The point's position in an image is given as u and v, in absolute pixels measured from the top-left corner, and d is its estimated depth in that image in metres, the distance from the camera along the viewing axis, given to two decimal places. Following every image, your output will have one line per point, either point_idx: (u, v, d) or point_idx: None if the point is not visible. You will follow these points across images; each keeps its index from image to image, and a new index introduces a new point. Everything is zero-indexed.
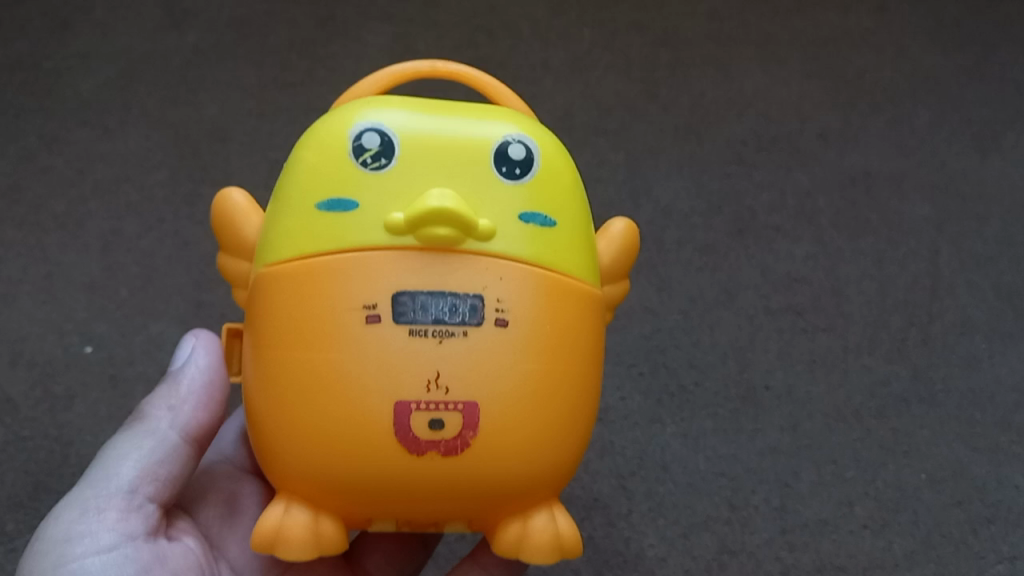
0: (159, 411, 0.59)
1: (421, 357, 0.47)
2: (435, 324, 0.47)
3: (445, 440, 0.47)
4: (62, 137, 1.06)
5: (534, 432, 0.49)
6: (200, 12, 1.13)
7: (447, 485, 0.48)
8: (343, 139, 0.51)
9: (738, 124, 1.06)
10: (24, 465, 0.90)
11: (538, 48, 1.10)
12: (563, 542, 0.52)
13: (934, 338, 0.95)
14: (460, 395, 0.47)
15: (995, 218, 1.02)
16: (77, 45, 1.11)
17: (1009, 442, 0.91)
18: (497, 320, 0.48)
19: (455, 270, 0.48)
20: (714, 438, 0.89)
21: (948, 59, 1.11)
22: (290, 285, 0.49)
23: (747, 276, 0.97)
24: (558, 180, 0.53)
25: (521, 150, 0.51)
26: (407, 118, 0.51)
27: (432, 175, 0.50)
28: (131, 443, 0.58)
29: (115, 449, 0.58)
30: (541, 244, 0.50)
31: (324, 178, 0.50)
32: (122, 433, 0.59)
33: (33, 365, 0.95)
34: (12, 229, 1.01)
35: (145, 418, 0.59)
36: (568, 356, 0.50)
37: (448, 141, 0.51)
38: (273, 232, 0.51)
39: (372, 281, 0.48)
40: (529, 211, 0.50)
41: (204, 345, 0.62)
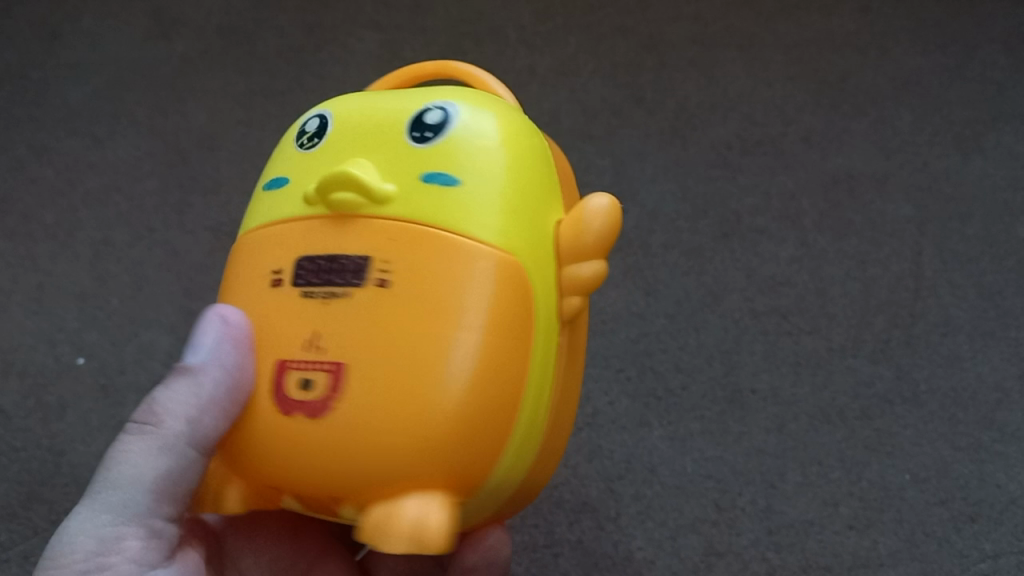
0: (175, 424, 0.52)
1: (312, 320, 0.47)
2: (322, 287, 0.47)
3: (312, 401, 0.45)
4: (52, 146, 1.08)
5: (412, 403, 0.44)
6: (188, 22, 1.17)
7: (314, 451, 0.45)
8: (297, 128, 0.54)
9: (723, 126, 1.09)
10: (18, 475, 0.89)
11: (524, 54, 1.14)
12: (425, 539, 0.43)
13: (917, 338, 0.96)
14: (332, 356, 0.46)
15: (977, 217, 1.03)
16: (66, 55, 1.15)
17: (991, 441, 0.90)
18: (378, 281, 0.46)
19: (347, 233, 0.48)
20: (701, 440, 0.90)
21: (928, 59, 1.13)
22: (233, 262, 0.52)
23: (732, 279, 0.98)
24: (485, 145, 0.49)
25: (438, 115, 0.50)
26: (349, 101, 0.53)
27: (352, 146, 0.50)
28: (148, 461, 0.52)
29: (130, 465, 0.52)
30: (433, 204, 0.47)
31: (279, 162, 0.53)
32: (133, 443, 0.52)
33: (23, 375, 0.95)
34: (3, 240, 1.03)
35: (161, 430, 0.52)
36: (454, 317, 0.45)
37: (374, 113, 0.51)
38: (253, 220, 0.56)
39: (279, 250, 0.50)
40: (434, 171, 0.48)
41: (227, 342, 0.49)
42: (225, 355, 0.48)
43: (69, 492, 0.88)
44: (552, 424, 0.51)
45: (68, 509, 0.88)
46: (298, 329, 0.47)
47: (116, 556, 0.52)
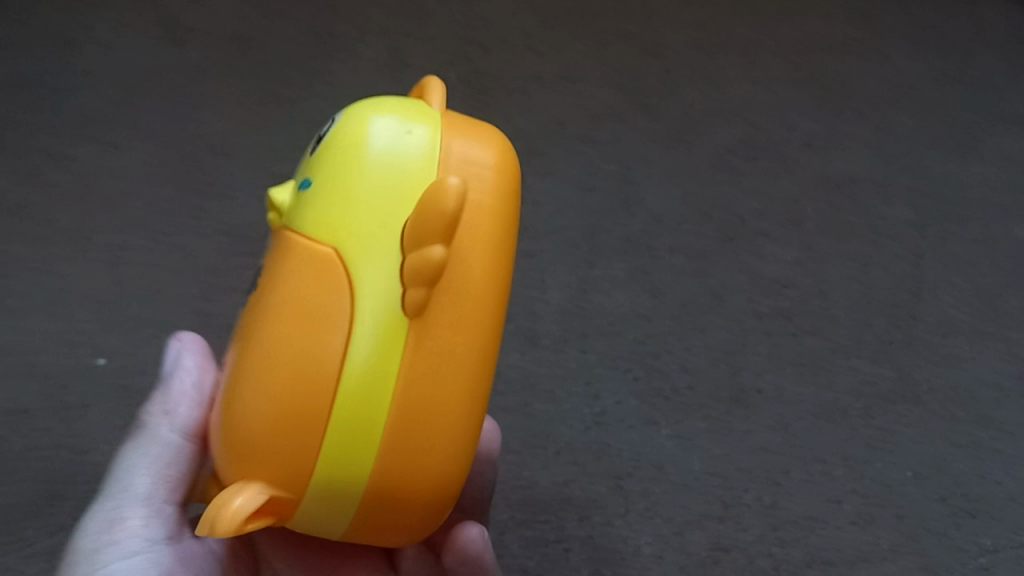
0: (158, 418, 0.59)
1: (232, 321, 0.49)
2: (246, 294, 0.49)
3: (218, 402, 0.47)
4: (69, 152, 1.10)
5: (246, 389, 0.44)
6: (201, 30, 1.20)
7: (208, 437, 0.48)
8: None
9: (727, 131, 1.11)
10: (40, 474, 0.92)
11: (532, 61, 1.17)
12: (215, 525, 0.41)
13: (918, 338, 0.98)
14: (229, 360, 0.47)
15: (975, 221, 1.06)
16: (81, 62, 1.17)
17: (991, 439, 0.93)
18: (259, 284, 0.46)
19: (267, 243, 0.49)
20: (707, 438, 0.92)
21: (928, 65, 1.17)
22: None
23: (737, 282, 1.01)
24: (350, 133, 0.46)
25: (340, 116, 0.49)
26: None
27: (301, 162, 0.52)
28: (139, 454, 0.58)
29: (126, 462, 0.59)
30: (297, 204, 0.46)
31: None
32: (129, 449, 0.59)
33: (45, 376, 0.96)
34: (21, 244, 1.04)
35: (147, 428, 0.59)
36: (286, 314, 0.44)
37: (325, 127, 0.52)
38: None
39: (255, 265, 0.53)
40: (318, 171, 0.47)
41: (191, 352, 0.62)
42: (192, 364, 0.61)
43: (90, 489, 0.91)
44: (425, 432, 0.44)
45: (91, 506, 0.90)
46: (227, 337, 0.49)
47: (119, 534, 0.56)
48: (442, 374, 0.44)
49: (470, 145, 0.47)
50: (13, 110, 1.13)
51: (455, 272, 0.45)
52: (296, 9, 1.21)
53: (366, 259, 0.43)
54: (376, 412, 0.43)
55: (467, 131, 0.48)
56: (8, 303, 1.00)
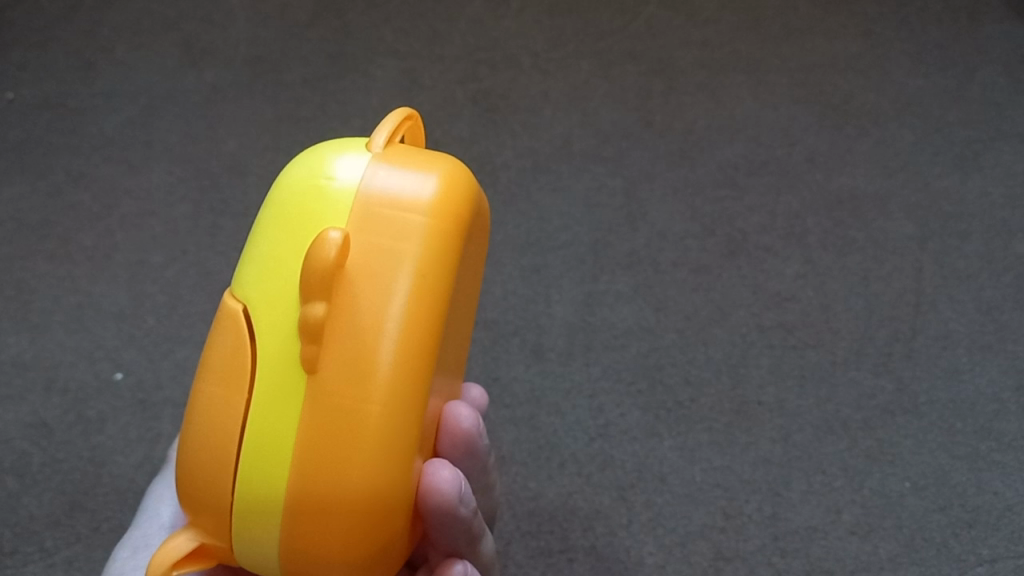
0: None
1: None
2: None
3: None
4: (89, 172, 1.14)
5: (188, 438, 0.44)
6: (217, 52, 1.24)
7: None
8: None
9: (730, 147, 1.13)
10: (60, 485, 0.94)
11: (539, 80, 1.19)
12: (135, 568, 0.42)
13: (918, 351, 0.99)
14: None
15: (976, 234, 1.07)
16: (101, 84, 1.21)
17: (990, 450, 0.94)
18: None
19: None
20: (709, 449, 0.94)
21: (930, 82, 1.19)
22: None
23: (739, 295, 1.02)
24: (288, 177, 0.44)
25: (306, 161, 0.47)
26: None
27: None
28: (166, 488, 0.62)
29: (155, 496, 0.62)
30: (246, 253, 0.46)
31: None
32: (159, 489, 0.63)
33: (66, 391, 0.99)
34: (44, 262, 1.07)
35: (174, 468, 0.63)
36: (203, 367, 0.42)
37: None
38: None
39: None
40: None
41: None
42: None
43: (109, 501, 0.93)
44: (328, 494, 0.40)
45: (109, 517, 0.92)
46: None
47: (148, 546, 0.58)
48: (345, 433, 0.40)
49: (401, 182, 0.43)
50: (35, 132, 1.17)
51: (361, 320, 0.40)
52: (310, 32, 1.25)
53: (271, 309, 0.41)
54: (280, 470, 0.40)
55: (406, 164, 0.44)
56: (32, 320, 1.04)
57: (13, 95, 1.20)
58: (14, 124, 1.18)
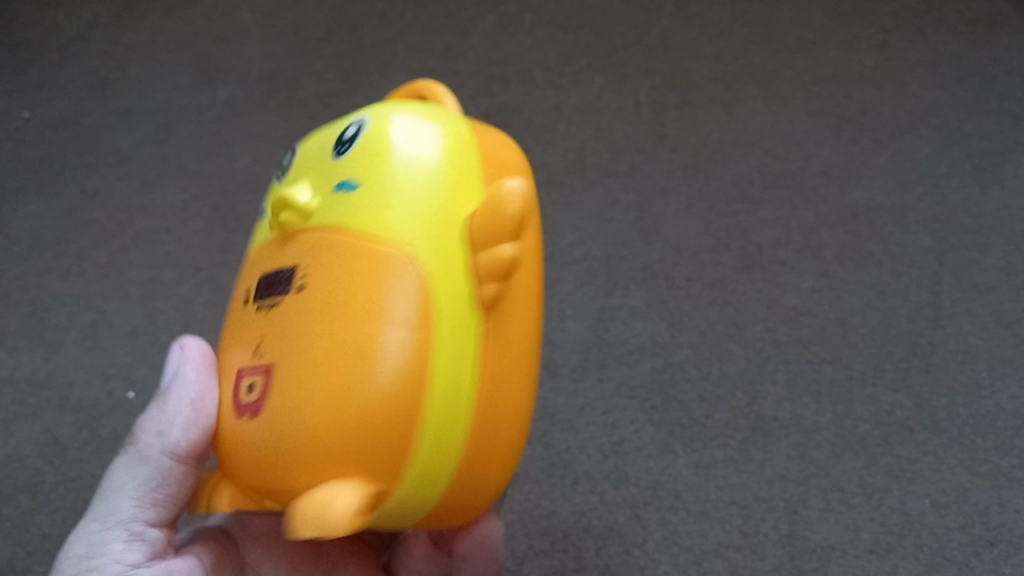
0: (150, 436, 0.56)
1: (252, 330, 0.48)
2: (264, 301, 0.48)
3: (250, 404, 0.47)
4: (104, 191, 1.14)
5: (309, 390, 0.43)
6: (232, 71, 1.23)
7: (241, 449, 0.47)
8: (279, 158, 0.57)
9: (744, 160, 1.12)
10: (73, 504, 0.94)
11: (551, 94, 1.18)
12: (319, 526, 0.41)
13: (937, 366, 0.98)
14: (263, 363, 0.46)
15: (995, 247, 1.05)
16: (117, 103, 1.21)
17: (1011, 467, 0.93)
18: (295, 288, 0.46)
19: (287, 247, 0.49)
20: (725, 467, 0.93)
21: (947, 93, 1.17)
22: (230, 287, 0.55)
23: (755, 310, 1.02)
24: (400, 139, 0.48)
25: (354, 130, 0.50)
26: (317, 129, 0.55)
27: (300, 168, 0.52)
28: (126, 473, 0.57)
29: (114, 475, 0.57)
30: (337, 210, 0.47)
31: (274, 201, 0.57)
32: (115, 464, 0.58)
33: (78, 408, 1.00)
34: (58, 280, 1.08)
35: (138, 446, 0.57)
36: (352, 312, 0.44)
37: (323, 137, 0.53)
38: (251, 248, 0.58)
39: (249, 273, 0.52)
40: (346, 178, 0.48)
41: (190, 361, 0.55)
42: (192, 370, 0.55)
43: None
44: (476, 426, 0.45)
45: None
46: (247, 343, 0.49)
47: (103, 559, 0.55)
48: (497, 370, 0.46)
49: (493, 154, 0.51)
50: (51, 151, 1.17)
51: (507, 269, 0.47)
52: (322, 46, 1.24)
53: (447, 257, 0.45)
54: (456, 403, 0.44)
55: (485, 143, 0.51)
56: (47, 338, 1.04)
57: (29, 114, 1.21)
58: (31, 143, 1.18)
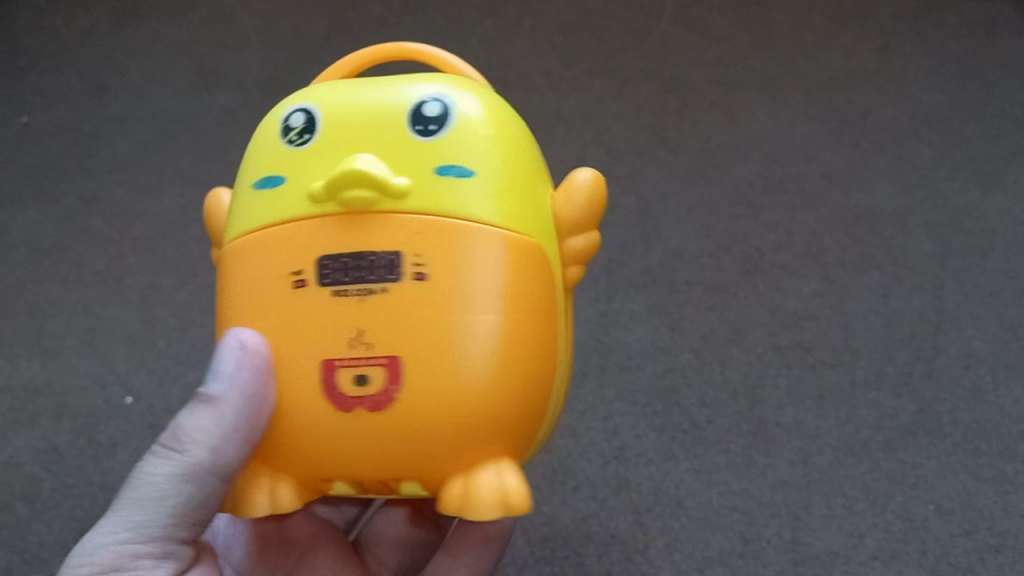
0: (197, 450, 0.55)
1: (342, 313, 0.51)
2: (353, 283, 0.51)
3: (370, 396, 0.50)
4: (102, 197, 1.13)
5: (461, 381, 0.50)
6: (229, 75, 1.21)
7: (355, 433, 0.51)
8: (276, 122, 0.56)
9: (745, 164, 1.11)
10: (70, 511, 0.94)
11: (551, 98, 1.17)
12: (510, 502, 0.51)
13: (940, 371, 0.98)
14: (382, 351, 0.50)
15: (998, 251, 1.05)
16: (115, 108, 1.20)
17: (1016, 472, 0.92)
18: (415, 274, 0.51)
19: (370, 228, 0.52)
20: (727, 473, 0.93)
21: (948, 97, 1.15)
22: (241, 256, 0.54)
23: (757, 315, 1.01)
24: (489, 130, 0.55)
25: (436, 107, 0.54)
26: (330, 94, 0.56)
27: (349, 142, 0.54)
28: (164, 483, 0.56)
29: (149, 481, 0.56)
30: (454, 196, 0.52)
31: (259, 159, 0.56)
32: (151, 460, 0.57)
33: (76, 416, 1.00)
34: (56, 287, 1.07)
35: (183, 458, 0.56)
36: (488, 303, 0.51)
37: (365, 108, 0.54)
38: (234, 210, 0.56)
39: (298, 251, 0.52)
40: (448, 163, 0.53)
41: (246, 370, 0.51)
42: (243, 382, 0.51)
43: None
44: None
45: None
46: (341, 330, 0.51)
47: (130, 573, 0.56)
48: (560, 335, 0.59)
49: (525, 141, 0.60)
50: (49, 157, 1.17)
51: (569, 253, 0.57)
52: (320, 51, 1.21)
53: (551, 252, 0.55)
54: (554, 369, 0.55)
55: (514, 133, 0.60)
56: (45, 344, 1.04)
57: (28, 120, 1.20)
58: (29, 150, 1.18)
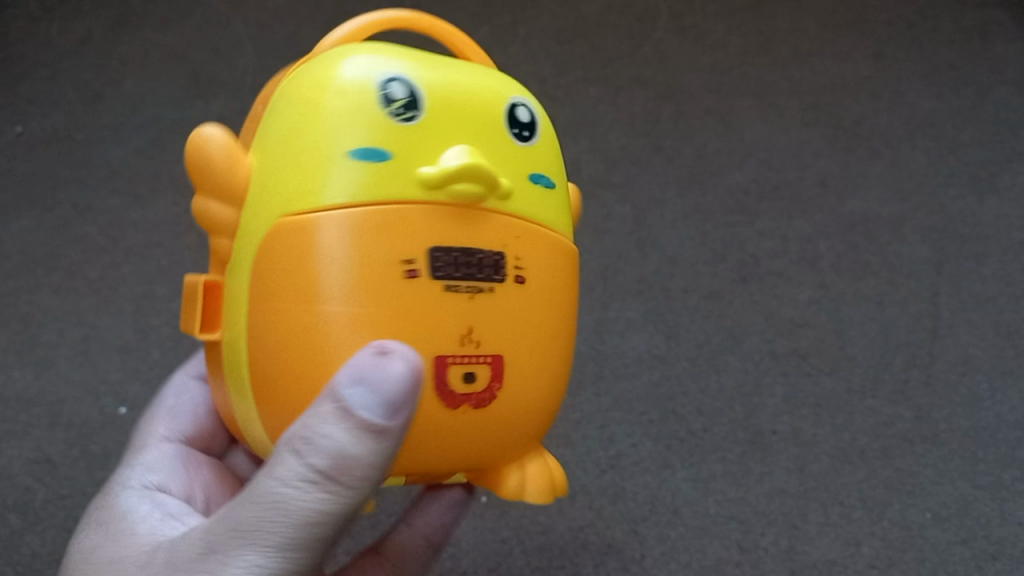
0: (331, 487, 0.40)
1: (452, 311, 0.44)
2: (465, 280, 0.45)
3: (477, 393, 0.45)
4: (95, 205, 1.13)
5: (544, 376, 0.49)
6: (223, 83, 1.20)
7: (458, 434, 0.45)
8: (364, 83, 0.45)
9: (740, 171, 1.11)
10: (64, 522, 0.94)
11: (546, 105, 1.15)
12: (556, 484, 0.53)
13: (936, 378, 0.98)
14: (490, 349, 0.46)
15: (993, 257, 1.05)
16: (108, 116, 1.19)
17: (1013, 479, 0.93)
18: (516, 277, 0.47)
19: (479, 225, 0.46)
20: (723, 481, 0.93)
21: (943, 102, 1.15)
22: (336, 237, 0.43)
23: (752, 322, 1.01)
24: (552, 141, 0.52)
25: (527, 114, 0.50)
26: (426, 71, 0.46)
27: (459, 130, 0.46)
28: (290, 526, 0.41)
29: (267, 523, 0.41)
30: (542, 204, 0.49)
31: (339, 123, 0.44)
32: (270, 491, 0.41)
33: (70, 425, 0.99)
34: (49, 295, 1.07)
35: (315, 495, 0.40)
36: (563, 309, 0.50)
37: (468, 99, 0.47)
38: (296, 178, 0.44)
39: (407, 236, 0.44)
40: (536, 172, 0.50)
41: (401, 389, 0.39)
42: (394, 401, 0.39)
43: None
44: None
45: None
46: (453, 325, 0.44)
47: None
48: None
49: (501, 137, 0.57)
50: (41, 164, 1.16)
51: None
52: None
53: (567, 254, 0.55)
54: None
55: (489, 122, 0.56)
56: (38, 355, 1.04)
57: (22, 128, 1.19)
58: (22, 158, 1.16)
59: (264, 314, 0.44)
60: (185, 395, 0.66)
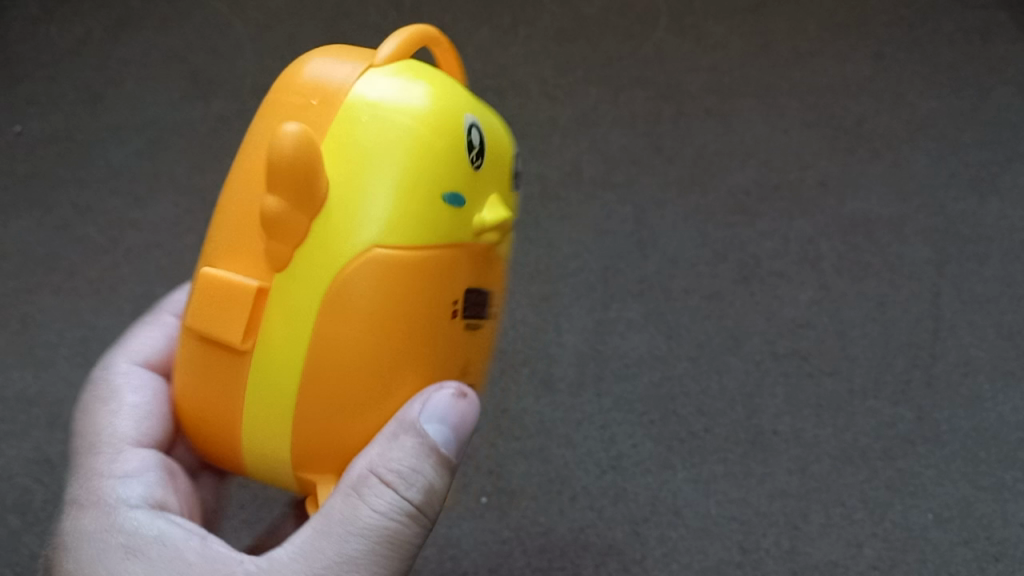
0: (413, 506, 0.51)
1: (467, 342, 0.53)
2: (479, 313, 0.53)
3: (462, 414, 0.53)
4: (95, 206, 1.13)
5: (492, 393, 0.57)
6: (223, 83, 1.20)
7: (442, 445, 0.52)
8: (455, 124, 0.50)
9: (740, 172, 1.11)
10: None
11: (546, 106, 1.15)
12: None
13: (937, 378, 0.98)
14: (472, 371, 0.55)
15: (994, 258, 1.05)
16: (108, 116, 1.19)
17: (1015, 480, 0.92)
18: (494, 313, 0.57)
19: (493, 267, 0.55)
20: (724, 482, 0.93)
21: (943, 103, 1.15)
22: (411, 275, 0.47)
23: (753, 323, 1.01)
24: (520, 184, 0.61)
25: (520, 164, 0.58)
26: (487, 120, 0.54)
27: (496, 176, 0.54)
28: (378, 541, 0.50)
29: (353, 542, 0.49)
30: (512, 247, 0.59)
31: (423, 162, 0.48)
32: (358, 516, 0.49)
33: (68, 425, 0.98)
34: (49, 295, 1.07)
35: (403, 513, 0.51)
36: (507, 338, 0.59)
37: (505, 150, 0.55)
38: (376, 210, 0.46)
39: (458, 275, 0.50)
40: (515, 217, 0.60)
41: (469, 424, 0.52)
42: (456, 428, 0.51)
43: None
44: None
45: None
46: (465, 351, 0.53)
47: None
48: None
49: None
50: (41, 164, 1.16)
51: None
52: None
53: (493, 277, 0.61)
54: None
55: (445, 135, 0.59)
56: (37, 355, 1.03)
57: (21, 128, 1.18)
58: (21, 158, 1.16)
59: (327, 334, 0.46)
60: (145, 388, 0.61)
